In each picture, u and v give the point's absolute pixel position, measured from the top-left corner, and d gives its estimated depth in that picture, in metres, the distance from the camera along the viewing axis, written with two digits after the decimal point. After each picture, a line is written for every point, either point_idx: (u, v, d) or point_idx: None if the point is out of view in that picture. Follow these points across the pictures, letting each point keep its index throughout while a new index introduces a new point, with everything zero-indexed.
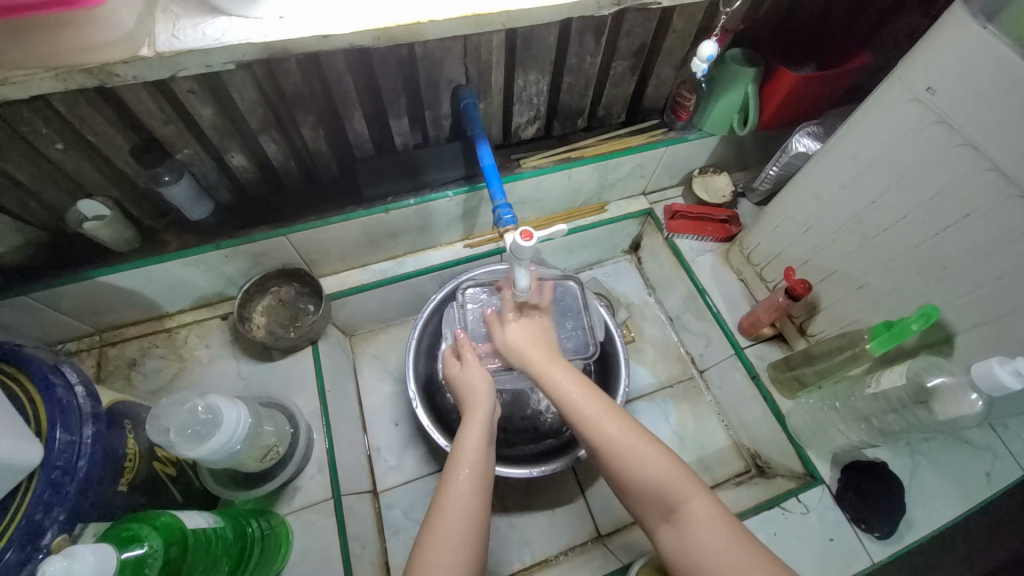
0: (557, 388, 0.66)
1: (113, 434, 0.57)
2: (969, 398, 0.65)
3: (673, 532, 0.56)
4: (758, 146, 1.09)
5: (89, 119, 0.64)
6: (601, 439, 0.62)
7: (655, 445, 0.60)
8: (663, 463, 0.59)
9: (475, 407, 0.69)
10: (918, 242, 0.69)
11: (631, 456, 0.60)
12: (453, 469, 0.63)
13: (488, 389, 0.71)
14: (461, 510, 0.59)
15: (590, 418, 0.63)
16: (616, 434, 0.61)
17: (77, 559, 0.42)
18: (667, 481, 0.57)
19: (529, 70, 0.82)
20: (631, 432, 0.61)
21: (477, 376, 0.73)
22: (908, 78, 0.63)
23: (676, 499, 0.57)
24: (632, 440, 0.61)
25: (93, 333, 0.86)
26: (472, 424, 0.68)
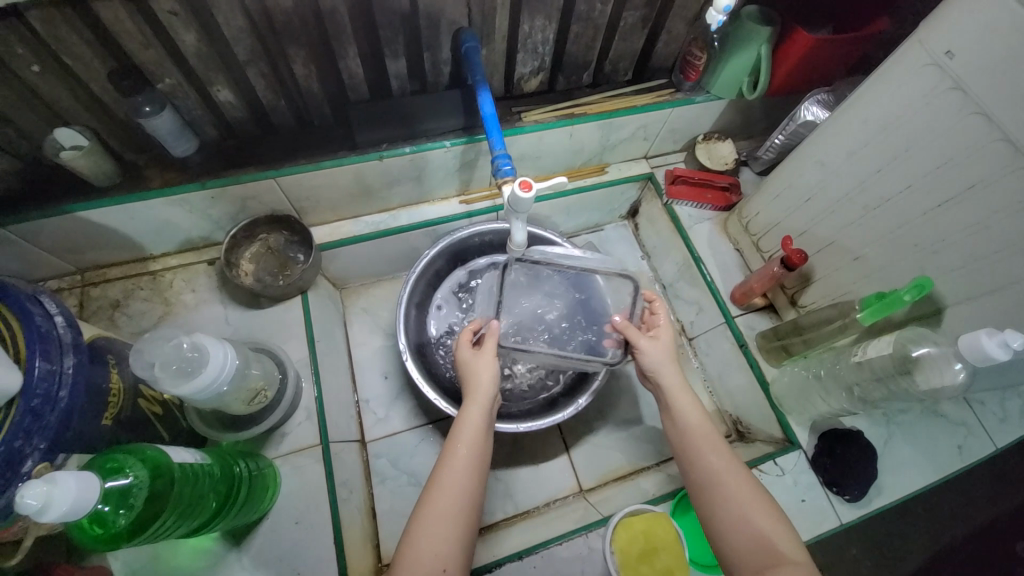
0: (687, 406, 0.67)
1: (95, 369, 0.56)
2: (953, 367, 0.66)
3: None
4: (765, 114, 1.06)
5: (65, 40, 0.60)
6: (711, 479, 0.61)
7: (777, 509, 0.58)
8: (771, 523, 0.57)
9: (474, 395, 0.67)
10: (920, 214, 0.68)
11: (738, 505, 0.58)
12: (457, 452, 0.62)
13: (492, 376, 0.69)
14: (461, 485, 0.60)
15: (705, 454, 0.63)
16: (730, 484, 0.60)
17: (58, 485, 0.42)
18: (773, 541, 0.55)
19: (536, 14, 0.78)
20: (748, 485, 0.60)
21: (483, 361, 0.70)
22: (928, 41, 0.60)
23: (780, 559, 0.54)
24: (749, 495, 0.59)
25: (74, 272, 0.83)
26: (474, 410, 0.66)
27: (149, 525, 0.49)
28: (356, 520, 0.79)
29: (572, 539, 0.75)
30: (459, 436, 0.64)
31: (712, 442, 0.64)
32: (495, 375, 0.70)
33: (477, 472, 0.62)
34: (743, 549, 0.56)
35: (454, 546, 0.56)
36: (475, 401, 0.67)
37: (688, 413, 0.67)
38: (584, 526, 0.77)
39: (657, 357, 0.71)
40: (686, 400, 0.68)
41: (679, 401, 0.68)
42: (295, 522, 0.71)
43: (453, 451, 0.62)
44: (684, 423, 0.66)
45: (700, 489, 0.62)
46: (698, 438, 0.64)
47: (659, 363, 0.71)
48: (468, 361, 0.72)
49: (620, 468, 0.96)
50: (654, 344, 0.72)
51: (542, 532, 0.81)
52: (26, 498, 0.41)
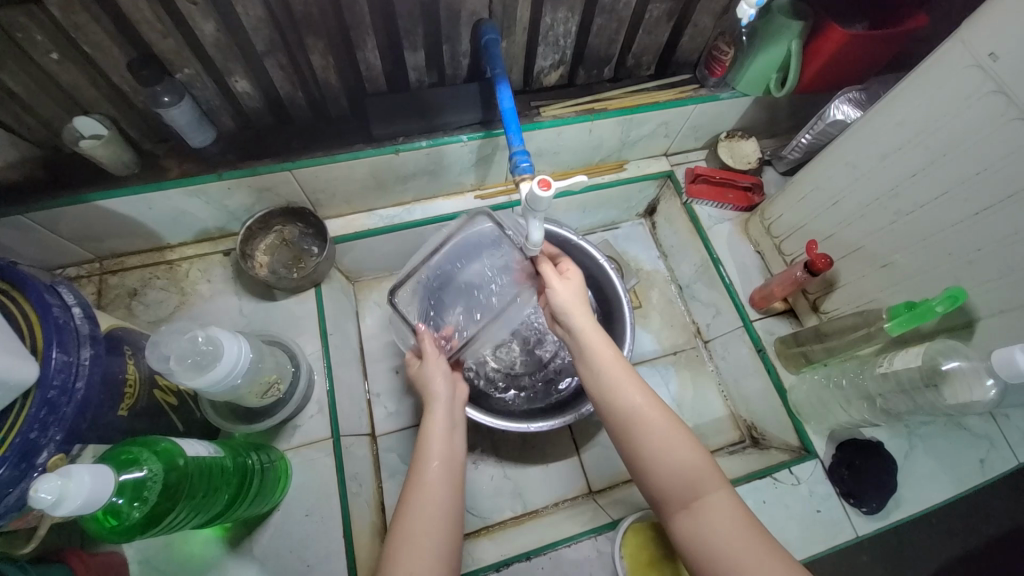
0: (597, 346, 0.66)
1: (111, 360, 0.56)
2: (984, 384, 0.64)
3: (689, 520, 0.57)
4: (792, 112, 1.02)
5: (87, 29, 0.60)
6: (633, 422, 0.61)
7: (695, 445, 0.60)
8: (694, 460, 0.59)
9: (432, 403, 0.70)
10: (955, 222, 0.66)
11: (660, 447, 0.60)
12: (427, 464, 0.65)
13: (450, 381, 0.73)
14: (437, 496, 0.62)
15: (621, 394, 0.63)
16: (649, 425, 0.61)
17: (73, 478, 0.42)
18: (694, 476, 0.58)
19: (559, 6, 0.75)
20: (666, 424, 0.61)
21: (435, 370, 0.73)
22: (971, 40, 0.57)
23: (700, 491, 0.58)
24: (669, 435, 0.60)
25: (94, 260, 0.84)
26: (435, 415, 0.70)
27: (163, 517, 0.50)
28: (365, 514, 0.79)
29: (580, 541, 0.74)
30: (424, 450, 0.66)
31: (626, 382, 0.63)
32: (450, 378, 0.73)
33: (451, 477, 0.65)
34: (670, 486, 0.59)
35: (437, 555, 0.58)
36: (433, 407, 0.70)
37: (600, 354, 0.65)
38: (592, 528, 0.76)
39: (568, 301, 0.69)
40: (604, 346, 0.66)
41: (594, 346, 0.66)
42: (305, 514, 0.72)
43: (423, 465, 0.65)
44: (600, 369, 0.65)
45: (622, 431, 0.62)
46: (613, 380, 0.64)
47: (568, 304, 0.68)
48: (420, 373, 0.74)
49: None
50: (565, 287, 0.70)
51: (550, 533, 0.80)
52: (42, 493, 0.41)
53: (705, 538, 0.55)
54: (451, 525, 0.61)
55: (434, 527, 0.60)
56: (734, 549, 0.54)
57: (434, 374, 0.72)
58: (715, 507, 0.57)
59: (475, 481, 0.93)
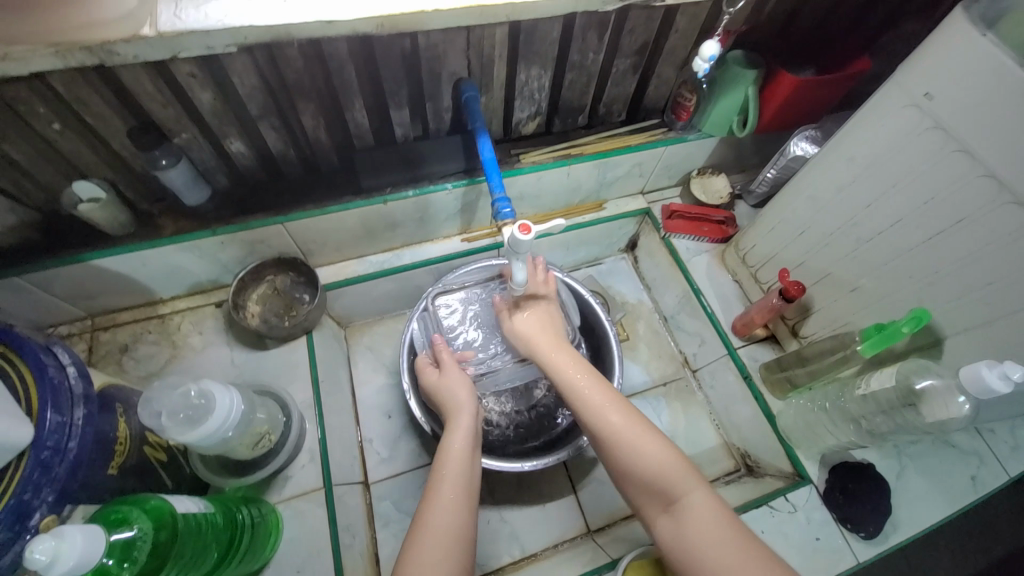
0: (562, 366, 0.71)
1: (104, 418, 0.57)
2: (957, 399, 0.66)
3: (671, 522, 0.57)
4: (757, 149, 1.09)
5: (93, 105, 0.64)
6: (607, 433, 0.63)
7: (667, 446, 0.61)
8: (670, 461, 0.60)
9: (454, 418, 0.70)
10: (911, 248, 0.70)
11: (638, 452, 0.61)
12: (442, 473, 0.64)
13: (469, 395, 0.73)
14: (448, 511, 0.61)
15: (590, 407, 0.66)
16: (621, 430, 0.63)
17: (66, 539, 0.42)
18: (669, 480, 0.59)
19: (532, 65, 0.82)
20: (634, 427, 0.63)
21: (458, 382, 0.75)
22: (907, 84, 0.64)
23: (675, 492, 0.58)
24: (641, 437, 0.62)
25: (86, 317, 0.85)
26: (457, 426, 0.69)
27: None
28: (359, 568, 0.77)
29: None
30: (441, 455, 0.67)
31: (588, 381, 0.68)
32: (472, 393, 0.74)
33: (462, 485, 0.63)
34: (647, 489, 0.60)
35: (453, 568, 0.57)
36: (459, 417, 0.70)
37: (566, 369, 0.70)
38: (592, 570, 0.75)
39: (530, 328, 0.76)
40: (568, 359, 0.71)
41: (560, 366, 0.71)
42: (296, 571, 0.70)
43: (439, 469, 0.65)
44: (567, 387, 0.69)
45: (600, 444, 0.64)
46: (577, 392, 0.68)
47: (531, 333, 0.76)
48: (439, 383, 0.76)
49: (628, 506, 0.94)
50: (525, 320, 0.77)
51: None
52: (36, 554, 0.40)
53: (689, 538, 0.55)
54: (462, 543, 0.59)
55: (449, 535, 0.59)
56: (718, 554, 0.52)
57: (456, 385, 0.74)
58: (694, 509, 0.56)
59: None
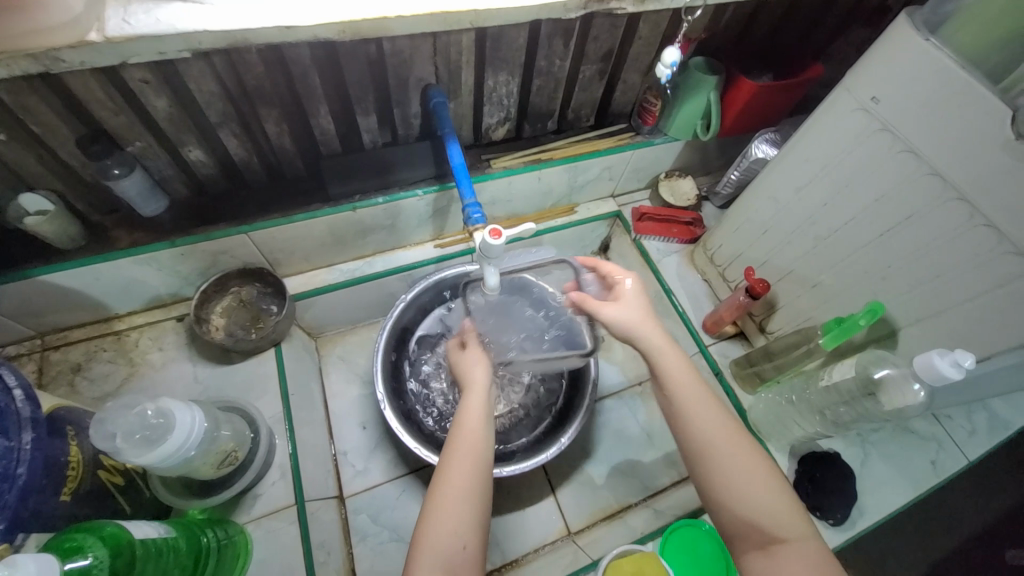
0: (671, 367, 0.61)
1: (54, 443, 0.53)
2: (912, 388, 0.69)
3: (764, 562, 0.50)
4: (720, 152, 1.13)
5: (38, 112, 0.61)
6: (712, 449, 0.56)
7: (768, 467, 0.55)
8: (770, 487, 0.54)
9: (472, 389, 0.68)
10: (865, 244, 0.73)
11: (744, 480, 0.54)
12: (466, 430, 0.62)
13: (484, 370, 0.71)
14: (468, 475, 0.57)
15: (700, 418, 0.58)
16: (720, 444, 0.56)
17: (19, 568, 0.39)
18: (776, 516, 0.52)
19: (500, 71, 0.83)
20: (746, 449, 0.56)
21: (479, 360, 0.73)
22: (856, 88, 0.67)
23: (779, 532, 0.51)
24: (748, 459, 0.55)
25: (34, 337, 0.80)
26: (470, 401, 0.66)
27: None
28: None
29: None
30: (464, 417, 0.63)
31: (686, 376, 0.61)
32: (488, 370, 0.72)
33: (483, 449, 0.60)
34: (746, 522, 0.53)
35: (473, 522, 0.55)
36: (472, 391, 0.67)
37: (673, 370, 0.61)
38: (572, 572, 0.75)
39: (628, 320, 0.65)
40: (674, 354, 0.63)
41: (668, 365, 0.61)
42: None
43: (461, 429, 0.62)
44: (673, 386, 0.60)
45: (697, 457, 0.56)
46: (687, 397, 0.59)
47: (632, 324, 0.65)
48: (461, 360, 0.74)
49: (608, 507, 0.95)
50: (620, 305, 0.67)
51: None
52: None
53: None
54: (480, 509, 0.56)
55: (473, 488, 0.57)
56: None
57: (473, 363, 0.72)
58: (796, 547, 0.50)
59: None
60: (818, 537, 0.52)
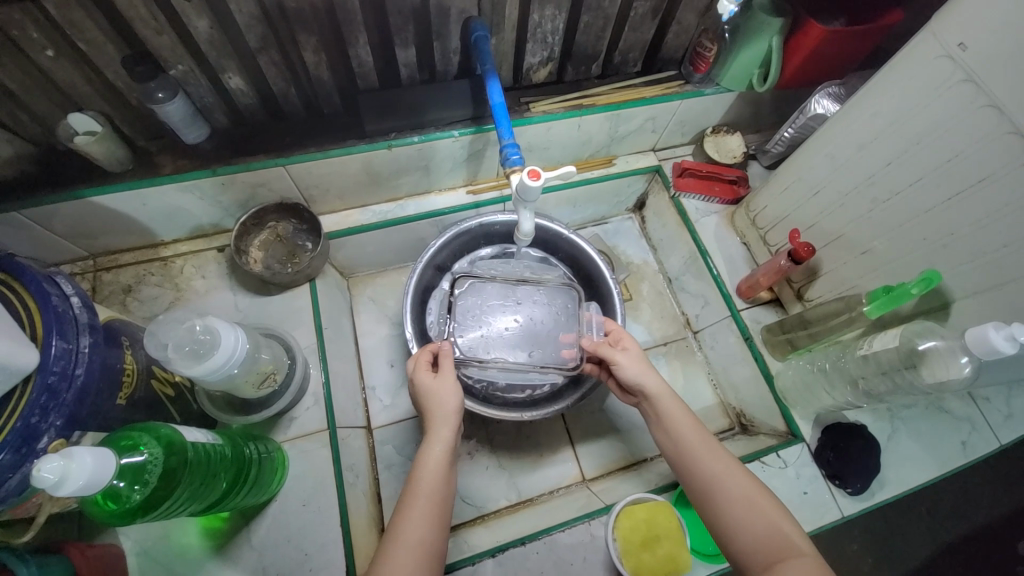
0: (676, 414, 0.66)
1: (110, 350, 0.57)
2: (958, 361, 0.66)
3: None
4: (775, 107, 1.05)
5: (80, 25, 0.61)
6: (711, 485, 0.61)
7: (785, 543, 0.55)
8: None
9: (433, 429, 0.65)
10: (928, 208, 0.68)
11: (747, 515, 0.58)
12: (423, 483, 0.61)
13: (457, 406, 0.67)
14: (423, 531, 0.58)
15: (702, 457, 0.63)
16: (728, 488, 0.60)
17: (76, 460, 0.43)
18: (775, 538, 0.56)
19: (546, 4, 0.77)
20: (746, 481, 0.60)
21: (442, 389, 0.67)
22: (942, 33, 0.60)
23: (781, 555, 0.54)
24: (753, 499, 0.59)
25: (87, 258, 0.85)
26: (433, 444, 0.64)
27: (162, 502, 0.50)
28: (362, 505, 0.80)
29: (575, 526, 0.76)
30: (417, 484, 0.61)
31: (709, 453, 0.63)
32: (459, 404, 0.67)
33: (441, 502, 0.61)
34: (751, 551, 0.56)
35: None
36: (437, 433, 0.65)
37: (680, 422, 0.66)
38: (586, 513, 0.78)
39: (637, 369, 0.69)
40: (694, 435, 0.65)
41: (673, 416, 0.66)
42: (302, 504, 0.73)
43: (416, 482, 0.61)
44: (677, 432, 0.65)
45: (704, 497, 0.62)
46: (691, 444, 0.64)
47: (641, 374, 0.68)
48: (431, 387, 0.68)
49: (623, 459, 0.97)
50: (630, 359, 0.70)
51: (544, 520, 0.82)
52: (44, 472, 0.41)
53: None
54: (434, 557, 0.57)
55: (423, 556, 0.56)
56: None
57: (445, 392, 0.67)
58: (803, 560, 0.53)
59: (470, 472, 0.94)
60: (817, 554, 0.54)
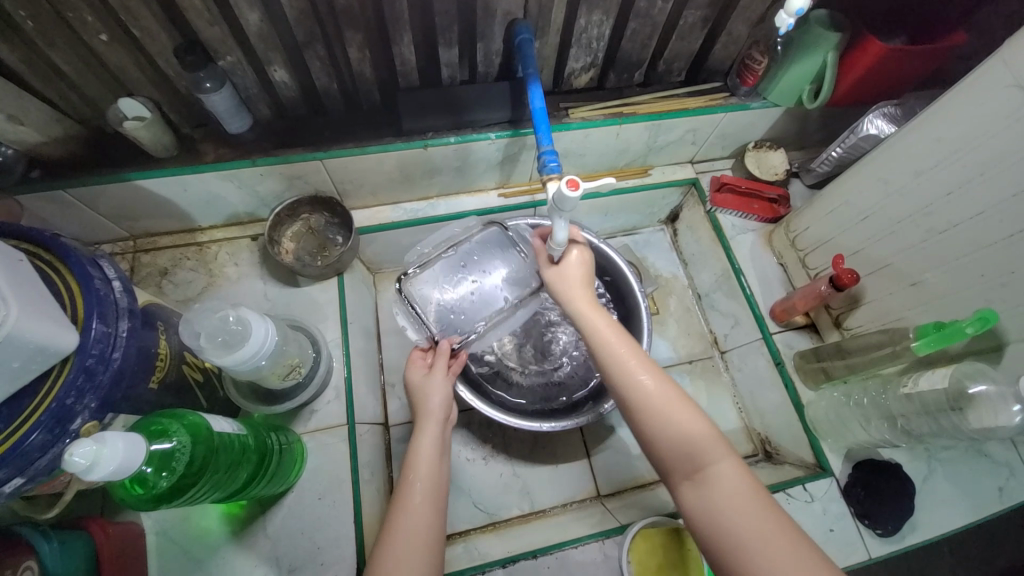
0: (600, 322, 0.64)
1: (146, 333, 0.58)
2: (1010, 409, 0.62)
3: (694, 492, 0.54)
4: (823, 124, 1.01)
5: (136, 13, 0.62)
6: (633, 391, 0.59)
7: (703, 448, 0.55)
8: (754, 510, 0.51)
9: (422, 422, 0.71)
10: (989, 243, 0.64)
11: (668, 422, 0.57)
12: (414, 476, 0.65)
13: (444, 399, 0.73)
14: (421, 519, 0.61)
15: (620, 365, 0.61)
16: (649, 394, 0.58)
17: (107, 445, 0.44)
18: (697, 446, 0.55)
19: (594, 9, 0.76)
20: (666, 388, 0.58)
21: (431, 386, 0.74)
22: (1017, 59, 0.56)
23: (702, 461, 0.55)
24: (672, 404, 0.57)
25: (129, 238, 0.87)
26: (424, 436, 0.70)
27: (187, 489, 0.51)
28: (375, 502, 0.81)
29: (587, 543, 0.74)
30: (414, 477, 0.65)
31: (631, 358, 0.61)
32: (448, 397, 0.74)
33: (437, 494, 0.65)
34: (673, 458, 0.56)
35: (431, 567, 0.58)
36: (426, 425, 0.70)
37: (605, 332, 0.63)
38: (600, 531, 0.76)
39: (567, 286, 0.68)
40: (618, 340, 0.62)
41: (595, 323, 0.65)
42: (317, 498, 0.73)
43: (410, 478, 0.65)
44: (600, 342, 0.63)
45: (626, 406, 0.60)
46: (611, 352, 0.62)
47: (568, 289, 0.68)
48: (421, 384, 0.74)
49: (639, 477, 0.95)
50: (563, 272, 0.70)
51: (556, 533, 0.80)
52: (76, 456, 0.42)
53: (710, 511, 0.52)
54: (432, 542, 0.60)
55: (422, 541, 0.59)
56: (744, 524, 0.50)
57: (432, 391, 0.73)
58: (720, 468, 0.54)
59: (483, 477, 0.93)
60: (739, 458, 0.55)
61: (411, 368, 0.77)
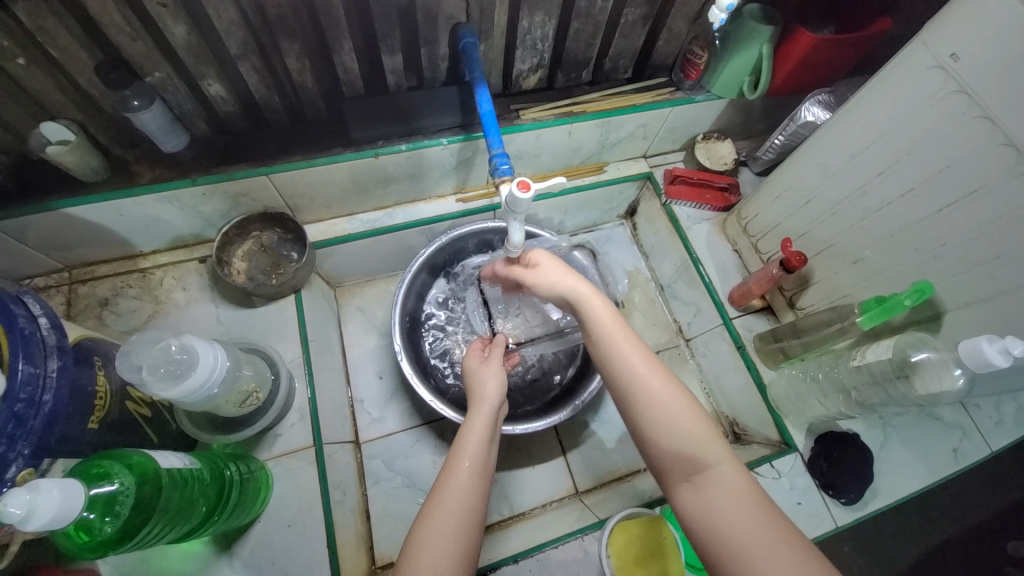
0: (600, 313, 0.64)
1: (80, 371, 0.55)
2: (951, 373, 0.66)
3: (692, 492, 0.53)
4: (765, 113, 1.05)
5: (52, 33, 0.59)
6: (633, 383, 0.59)
7: (703, 447, 0.54)
8: (752, 509, 0.50)
9: (476, 405, 0.68)
10: (920, 219, 0.68)
11: (669, 417, 0.56)
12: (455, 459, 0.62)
13: (498, 388, 0.70)
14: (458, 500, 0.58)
15: (621, 359, 0.60)
16: (651, 389, 0.57)
17: (42, 494, 0.41)
18: (696, 444, 0.55)
19: (536, 11, 0.76)
20: (666, 383, 0.58)
21: (490, 374, 0.72)
22: (933, 42, 0.60)
23: (701, 462, 0.54)
24: (673, 399, 0.57)
25: (62, 270, 0.82)
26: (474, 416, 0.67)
27: (137, 532, 0.48)
28: (350, 523, 0.78)
29: (568, 542, 0.75)
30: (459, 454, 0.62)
31: (633, 354, 0.60)
32: (503, 388, 0.71)
33: (479, 484, 0.60)
34: (672, 457, 0.55)
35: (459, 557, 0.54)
36: (479, 408, 0.68)
37: (608, 325, 0.63)
38: (579, 529, 0.76)
39: (558, 279, 0.68)
40: (622, 337, 0.62)
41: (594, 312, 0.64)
42: (287, 526, 0.70)
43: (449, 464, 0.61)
44: (601, 333, 0.63)
45: (625, 401, 0.59)
46: (613, 346, 0.61)
47: (562, 278, 0.67)
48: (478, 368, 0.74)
49: (616, 470, 0.96)
50: (551, 266, 0.69)
51: (536, 535, 0.80)
52: (10, 508, 0.39)
53: (708, 513, 0.51)
54: (465, 530, 0.56)
55: (457, 522, 0.56)
56: (743, 522, 0.48)
57: (488, 377, 0.71)
58: (718, 472, 0.53)
59: None
60: (738, 459, 0.54)
61: (470, 356, 0.78)
